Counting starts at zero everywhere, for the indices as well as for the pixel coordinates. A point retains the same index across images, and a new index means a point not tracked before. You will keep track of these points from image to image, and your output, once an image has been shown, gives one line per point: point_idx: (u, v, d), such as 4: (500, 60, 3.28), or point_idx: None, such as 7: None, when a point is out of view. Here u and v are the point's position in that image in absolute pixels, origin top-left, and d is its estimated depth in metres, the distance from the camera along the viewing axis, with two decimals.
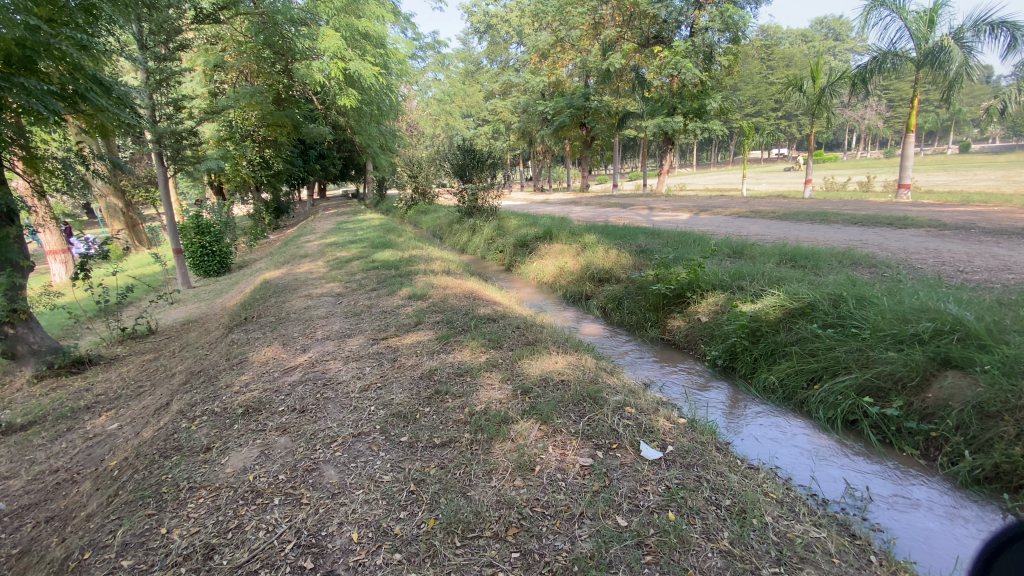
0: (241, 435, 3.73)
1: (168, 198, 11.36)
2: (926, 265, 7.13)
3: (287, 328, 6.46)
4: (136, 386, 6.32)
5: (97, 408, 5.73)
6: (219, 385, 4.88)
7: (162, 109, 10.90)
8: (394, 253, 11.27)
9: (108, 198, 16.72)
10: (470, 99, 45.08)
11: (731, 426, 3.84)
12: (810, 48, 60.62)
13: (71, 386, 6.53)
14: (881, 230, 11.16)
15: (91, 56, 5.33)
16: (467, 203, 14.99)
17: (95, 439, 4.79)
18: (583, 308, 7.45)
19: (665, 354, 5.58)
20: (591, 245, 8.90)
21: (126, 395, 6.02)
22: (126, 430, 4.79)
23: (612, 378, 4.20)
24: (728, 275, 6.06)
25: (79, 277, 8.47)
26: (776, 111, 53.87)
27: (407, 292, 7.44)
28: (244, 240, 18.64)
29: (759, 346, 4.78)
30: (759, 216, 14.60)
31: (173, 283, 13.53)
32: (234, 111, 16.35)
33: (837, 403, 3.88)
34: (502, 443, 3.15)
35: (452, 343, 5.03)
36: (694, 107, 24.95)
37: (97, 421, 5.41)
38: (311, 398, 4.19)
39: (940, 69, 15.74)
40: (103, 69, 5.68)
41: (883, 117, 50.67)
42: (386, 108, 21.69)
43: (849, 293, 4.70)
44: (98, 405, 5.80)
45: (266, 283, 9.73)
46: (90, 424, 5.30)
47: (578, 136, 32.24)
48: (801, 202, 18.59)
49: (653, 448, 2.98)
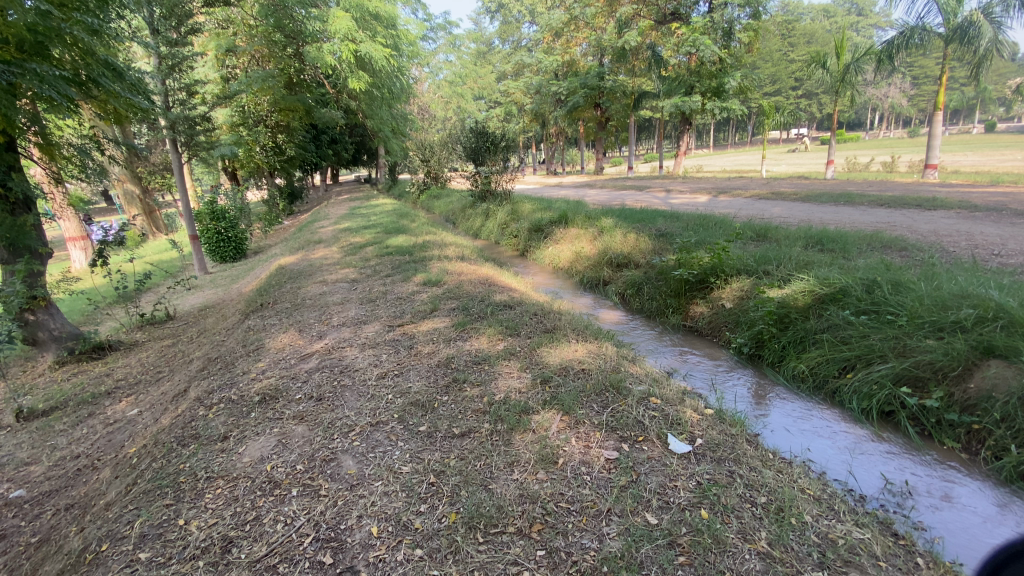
0: (258, 423, 3.69)
1: (183, 185, 11.35)
2: (960, 248, 6.83)
3: (302, 314, 6.43)
4: (155, 372, 6.36)
5: (117, 394, 5.78)
6: (236, 372, 4.86)
7: (175, 94, 10.82)
8: (408, 238, 11.18)
9: (125, 184, 16.86)
10: (481, 81, 44.40)
11: (758, 417, 3.71)
12: (833, 23, 58.49)
13: (92, 372, 6.61)
14: (908, 211, 10.79)
15: (103, 41, 5.26)
16: (481, 187, 14.80)
17: (116, 425, 4.83)
18: (601, 294, 7.30)
19: (686, 341, 5.42)
20: (608, 229, 8.71)
21: (145, 381, 6.07)
22: (145, 416, 4.82)
23: (635, 366, 4.07)
24: (753, 259, 5.86)
25: (97, 263, 8.51)
26: (796, 90, 52.34)
27: (422, 278, 7.35)
28: (259, 226, 18.71)
29: (787, 334, 4.60)
30: (780, 198, 14.21)
31: (189, 269, 13.63)
32: (247, 96, 16.31)
33: (872, 393, 3.71)
34: (523, 434, 3.05)
35: (469, 330, 4.94)
36: (713, 86, 24.24)
37: (117, 407, 5.45)
38: (327, 386, 4.13)
39: (968, 45, 15.00)
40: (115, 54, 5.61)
41: (908, 94, 48.93)
42: (398, 91, 21.42)
43: (883, 278, 4.49)
44: (118, 391, 5.84)
45: (281, 269, 9.73)
46: (110, 410, 5.35)
47: (592, 117, 31.63)
48: (823, 183, 18.05)
49: (681, 441, 2.86)
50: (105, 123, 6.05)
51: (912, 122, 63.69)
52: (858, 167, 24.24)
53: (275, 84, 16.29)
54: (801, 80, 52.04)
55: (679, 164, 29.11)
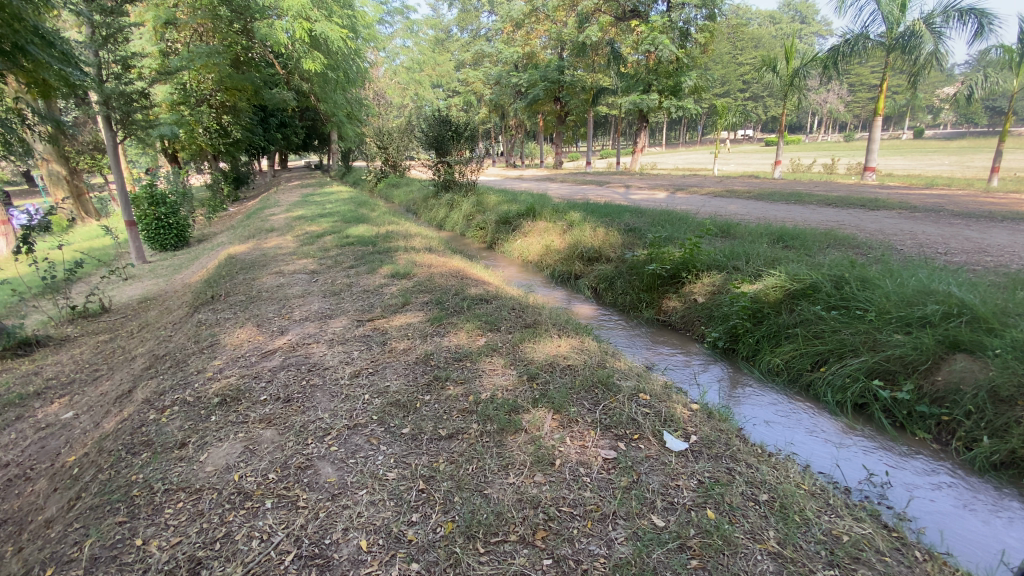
0: (219, 428, 3.37)
1: (119, 166, 10.41)
2: (908, 247, 7.24)
3: (260, 308, 6.01)
4: (92, 370, 5.80)
5: (48, 395, 5.23)
6: (189, 371, 4.47)
7: (109, 67, 9.95)
8: (369, 229, 10.76)
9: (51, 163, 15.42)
10: (439, 69, 43.50)
11: (740, 410, 3.76)
12: (778, 29, 61.12)
13: (18, 370, 5.97)
14: (855, 211, 11.39)
15: (31, 5, 4.69)
16: (443, 177, 14.46)
17: (51, 429, 4.36)
18: (573, 288, 7.27)
19: (660, 334, 5.47)
20: (578, 222, 8.69)
21: (81, 380, 5.52)
22: (84, 419, 4.37)
23: (618, 361, 4.01)
24: (723, 254, 5.97)
25: (19, 251, 7.66)
26: (744, 92, 54.58)
27: (389, 270, 7.06)
28: (204, 212, 17.59)
29: (761, 329, 4.69)
30: (736, 196, 14.70)
31: (125, 257, 12.60)
32: (189, 73, 15.24)
33: (846, 386, 3.83)
34: (515, 435, 2.93)
35: (445, 326, 4.76)
36: (670, 84, 24.75)
37: (50, 409, 4.92)
38: (295, 386, 3.84)
39: (910, 54, 16.07)
40: (44, 19, 5.01)
41: (845, 100, 51.95)
42: (355, 75, 20.61)
43: (851, 275, 4.66)
44: (50, 391, 5.28)
45: (232, 259, 9.14)
46: (42, 413, 4.83)
47: (552, 111, 31.67)
48: (774, 181, 18.85)
49: (678, 439, 2.81)
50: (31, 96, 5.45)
51: (847, 126, 67.70)
52: (802, 169, 25.51)
53: (221, 61, 15.27)
54: (749, 82, 54.18)
55: (637, 160, 29.65)
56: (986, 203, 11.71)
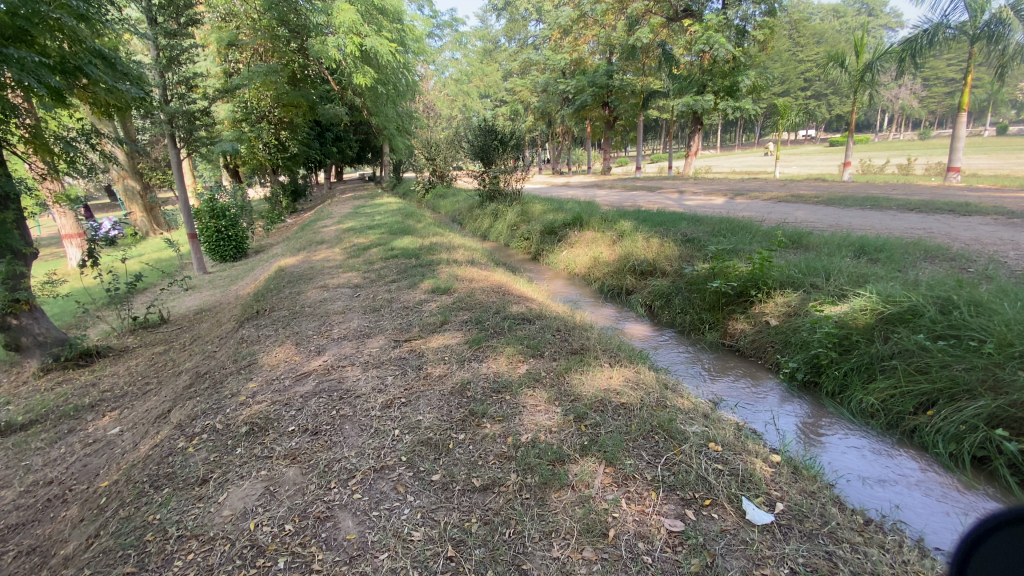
0: (243, 463, 3.15)
1: (183, 183, 10.73)
2: (1017, 259, 6.27)
3: (301, 324, 5.89)
4: (142, 383, 5.86)
5: (101, 408, 5.27)
6: (224, 393, 4.33)
7: (174, 88, 10.30)
8: (414, 240, 10.65)
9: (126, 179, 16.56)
10: (487, 79, 43.85)
11: (832, 462, 3.19)
12: (843, 23, 57.65)
13: (77, 380, 6.13)
14: (942, 217, 10.20)
15: (93, 25, 4.72)
16: (489, 186, 14.25)
17: (96, 446, 4.33)
18: (624, 304, 6.76)
19: (725, 361, 4.91)
20: (628, 233, 8.17)
21: (131, 393, 5.56)
22: (125, 437, 4.31)
23: (681, 398, 3.52)
24: (798, 270, 5.31)
25: (85, 264, 7.92)
26: (805, 90, 51.74)
27: (430, 285, 6.82)
28: (261, 224, 18.24)
29: (849, 360, 4.04)
30: (802, 201, 13.62)
31: (187, 268, 13.15)
32: (249, 91, 15.88)
33: (961, 435, 3.12)
34: (560, 492, 2.52)
35: (484, 349, 4.40)
36: (726, 85, 23.59)
37: (100, 424, 4.94)
38: (325, 416, 3.58)
39: (995, 45, 14.58)
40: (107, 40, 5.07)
41: (919, 95, 48.14)
42: (404, 87, 20.87)
43: (961, 297, 3.92)
44: (103, 404, 5.34)
45: (282, 271, 9.22)
46: (92, 427, 4.86)
47: (600, 116, 31.02)
48: (844, 184, 17.47)
49: (761, 510, 2.30)
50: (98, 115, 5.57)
51: (922, 123, 62.74)
52: (873, 170, 23.61)
53: (278, 79, 15.79)
54: (811, 80, 51.37)
55: (690, 164, 28.40)
56: None
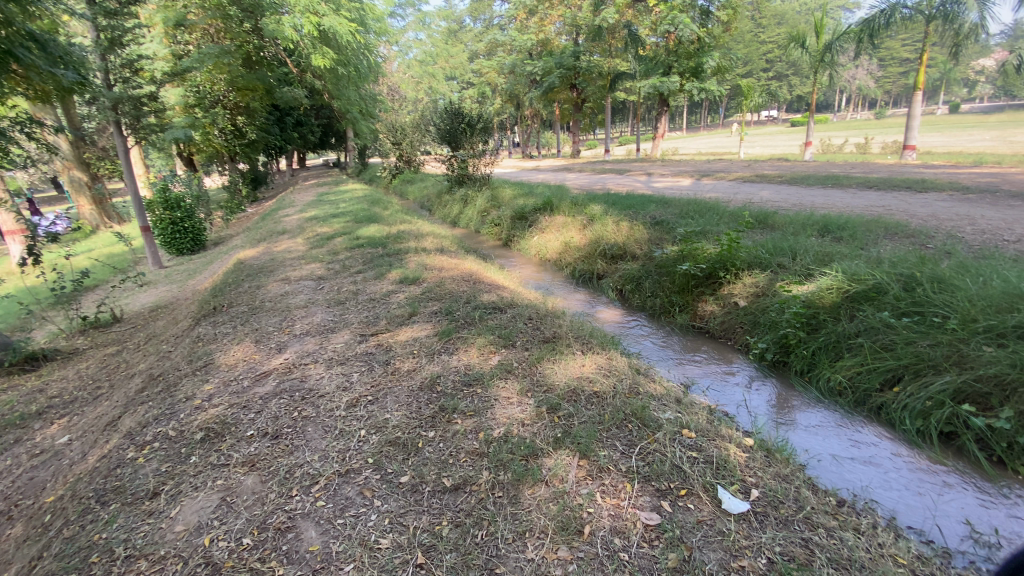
0: (198, 473, 2.96)
1: (131, 173, 10.07)
2: (969, 234, 6.51)
3: (262, 320, 5.62)
4: (92, 387, 5.50)
5: (49, 415, 4.92)
6: (178, 397, 4.08)
7: (118, 71, 9.62)
8: (381, 228, 10.34)
9: (72, 171, 15.42)
10: (453, 61, 42.98)
11: (805, 442, 3.21)
12: (802, 4, 58.64)
13: (21, 387, 5.72)
14: (899, 194, 10.51)
15: (19, 4, 4.26)
16: (457, 171, 13.98)
17: (42, 457, 4.02)
18: (596, 289, 6.72)
19: (697, 343, 4.91)
20: (599, 216, 8.11)
21: (81, 399, 5.21)
22: (73, 447, 4.01)
23: (654, 384, 3.48)
24: (765, 250, 5.34)
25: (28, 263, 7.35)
26: (767, 71, 52.60)
27: (398, 275, 6.61)
28: (221, 214, 17.46)
29: (817, 339, 4.08)
30: (767, 181, 13.87)
31: (141, 263, 12.48)
32: (201, 74, 15.04)
33: (928, 411, 3.20)
34: (533, 488, 2.43)
35: (454, 341, 4.26)
36: (691, 66, 23.65)
37: (46, 433, 4.62)
38: (286, 418, 3.41)
39: (952, 24, 15.03)
40: (37, 20, 4.59)
41: (874, 75, 49.65)
42: (366, 70, 20.17)
43: (922, 273, 4.00)
44: (51, 411, 4.98)
45: (242, 264, 8.82)
46: (37, 437, 4.53)
47: (568, 98, 30.76)
48: (805, 164, 17.89)
49: (737, 498, 2.26)
50: (33, 103, 5.09)
51: (877, 103, 64.77)
52: (832, 149, 24.23)
53: (231, 61, 15.00)
54: (772, 61, 52.21)
55: (658, 146, 28.51)
56: None
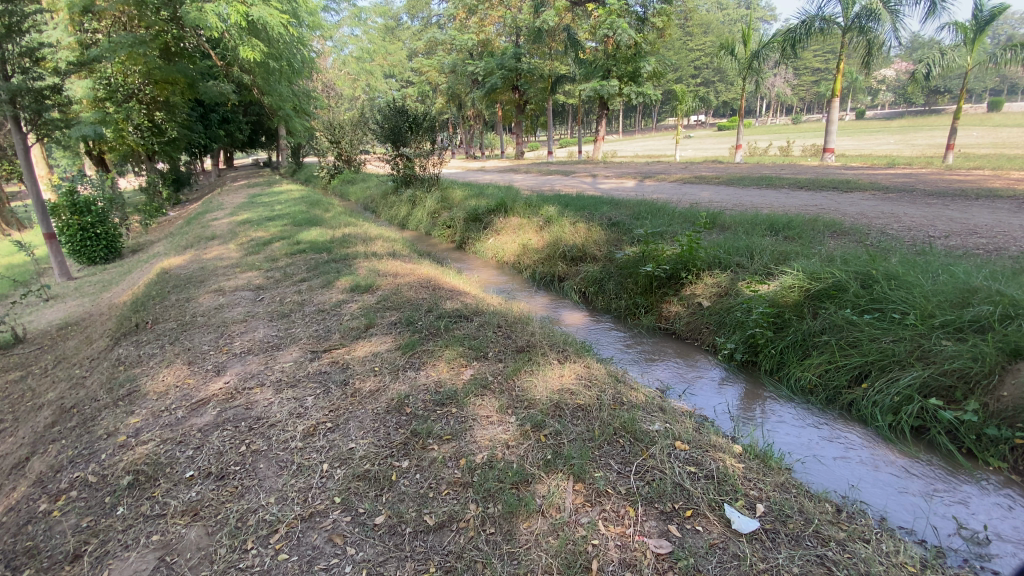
0: (127, 528, 2.49)
1: (32, 174, 8.87)
2: (899, 231, 6.96)
3: (195, 338, 5.03)
4: None
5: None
6: (97, 433, 3.50)
7: (15, 60, 8.45)
8: (324, 232, 9.72)
9: None
10: (391, 58, 41.84)
11: (788, 444, 3.16)
12: (726, 15, 62.01)
13: None
14: (827, 194, 11.20)
15: None
16: (403, 171, 13.48)
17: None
18: (557, 293, 6.58)
19: (666, 345, 4.85)
20: (555, 217, 8.01)
21: None
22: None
23: (636, 392, 3.35)
24: (724, 249, 5.41)
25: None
26: (696, 77, 55.15)
27: (348, 283, 6.16)
28: (138, 219, 15.89)
29: (784, 337, 4.12)
30: (706, 182, 14.39)
31: (45, 275, 11.06)
32: (112, 65, 13.61)
33: (897, 406, 3.30)
34: (528, 520, 2.21)
35: (420, 355, 3.96)
36: (629, 70, 24.18)
37: None
38: (232, 454, 2.98)
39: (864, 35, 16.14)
40: None
41: (792, 83, 53.31)
42: (300, 64, 19.08)
43: (877, 270, 4.15)
44: None
45: (167, 274, 7.96)
46: None
47: (510, 99, 30.69)
48: (739, 166, 18.75)
49: (744, 515, 2.15)
50: None
51: (793, 109, 69.75)
52: (759, 152, 25.66)
53: (148, 51, 13.68)
54: (700, 68, 54.85)
55: (599, 148, 28.99)
56: (953, 182, 11.74)
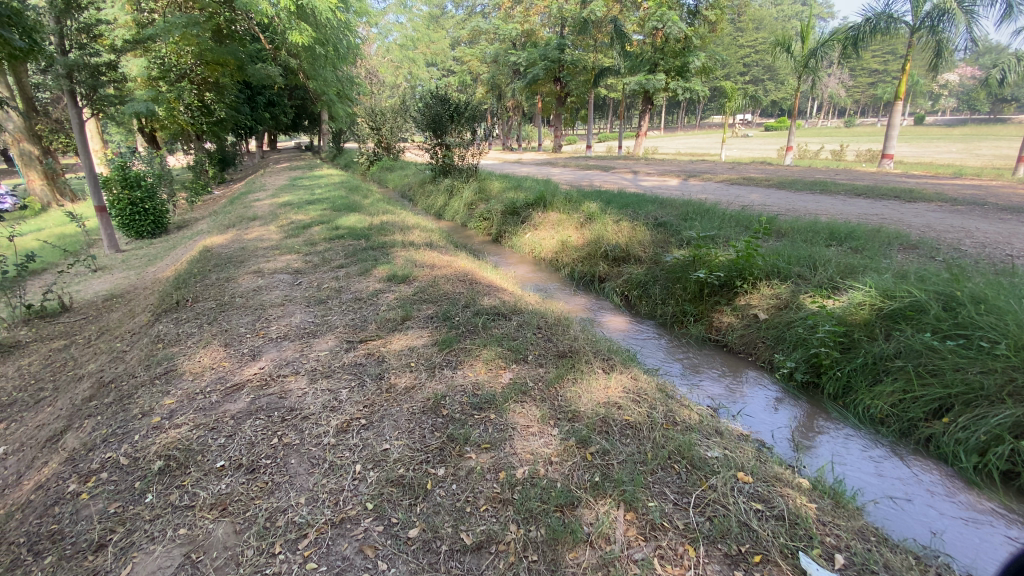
0: (155, 519, 2.42)
1: (87, 149, 9.11)
2: (973, 248, 6.40)
3: (232, 320, 5.02)
4: (36, 388, 4.80)
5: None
6: (132, 413, 3.49)
7: (75, 37, 8.67)
8: (362, 218, 9.71)
9: (23, 144, 14.05)
10: (434, 46, 41.89)
11: (862, 483, 2.84)
12: (779, 11, 59.51)
13: None
14: (887, 203, 10.53)
15: None
16: (441, 160, 13.39)
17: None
18: (597, 293, 6.34)
19: (716, 357, 4.56)
20: (597, 214, 7.74)
21: (22, 403, 4.52)
22: (4, 466, 3.39)
23: (688, 410, 3.10)
24: (783, 259, 5.06)
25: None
26: (744, 74, 53.19)
27: (385, 272, 6.07)
28: (185, 196, 16.35)
29: (852, 360, 3.77)
30: (754, 184, 13.75)
31: (95, 246, 11.45)
32: (165, 44, 13.90)
33: (985, 447, 2.92)
34: (575, 550, 2.02)
35: (457, 353, 3.80)
36: (677, 65, 23.34)
37: None
38: (264, 445, 2.89)
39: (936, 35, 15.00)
40: None
41: (846, 84, 50.84)
42: (345, 50, 19.19)
43: (963, 293, 3.74)
44: None
45: (209, 252, 8.08)
46: None
47: (551, 91, 30.19)
48: (789, 169, 17.90)
49: (820, 568, 1.89)
50: None
51: (846, 112, 66.65)
52: (809, 155, 24.53)
53: (200, 32, 13.90)
54: (750, 65, 52.88)
55: (640, 144, 28.23)
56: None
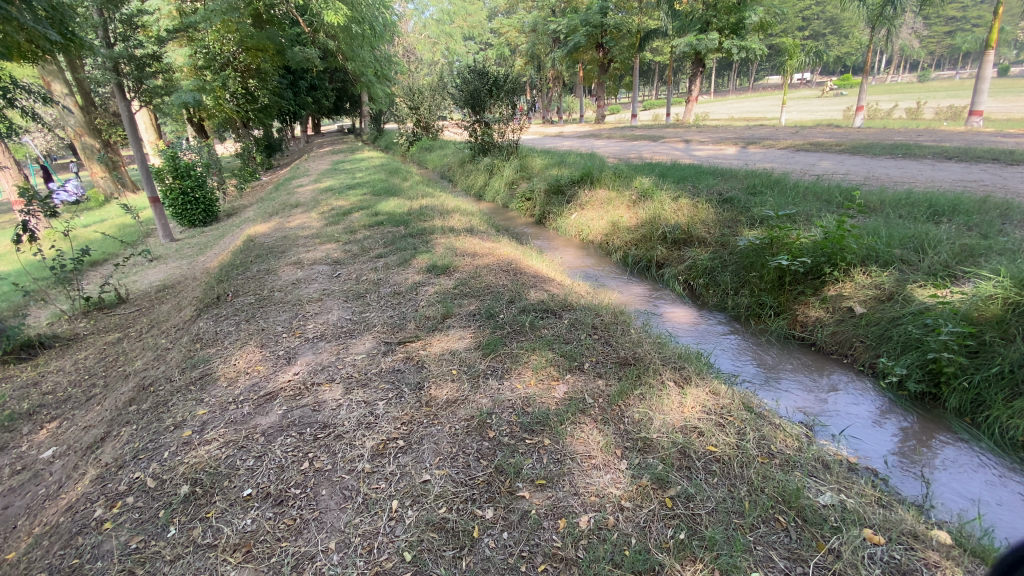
0: (175, 561, 2.15)
1: (138, 141, 9.08)
2: None
3: (270, 317, 4.80)
4: (88, 381, 4.73)
5: (38, 418, 4.14)
6: (165, 423, 3.28)
7: (118, 29, 8.59)
8: (402, 202, 9.42)
9: (84, 138, 14.54)
10: (470, 19, 40.77)
11: (1018, 532, 2.20)
12: None
13: (15, 380, 5.04)
14: (983, 167, 9.23)
15: None
16: (481, 138, 12.88)
17: (15, 479, 3.25)
18: (654, 281, 5.78)
19: (803, 359, 3.94)
20: (651, 191, 7.08)
21: (75, 397, 4.45)
22: (47, 473, 3.21)
23: (786, 436, 2.56)
24: (881, 240, 4.34)
25: (23, 237, 6.04)
26: (804, 29, 49.06)
27: (425, 262, 5.71)
28: (234, 183, 16.61)
29: (981, 369, 3.10)
30: (823, 150, 12.51)
31: (149, 236, 11.73)
32: (209, 33, 13.92)
33: None
34: None
35: (503, 359, 3.39)
36: (731, 22, 21.58)
37: (32, 439, 3.85)
38: (294, 471, 2.59)
39: None
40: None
41: (921, 33, 45.99)
42: (382, 27, 18.77)
43: None
44: (39, 412, 4.22)
45: (252, 241, 7.99)
46: (17, 445, 3.78)
47: (594, 59, 28.72)
48: (861, 131, 16.29)
49: None
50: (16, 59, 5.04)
51: (919, 65, 60.60)
52: (880, 115, 22.26)
53: (240, 18, 13.78)
54: (810, 18, 48.67)
55: (689, 110, 26.51)
56: None
